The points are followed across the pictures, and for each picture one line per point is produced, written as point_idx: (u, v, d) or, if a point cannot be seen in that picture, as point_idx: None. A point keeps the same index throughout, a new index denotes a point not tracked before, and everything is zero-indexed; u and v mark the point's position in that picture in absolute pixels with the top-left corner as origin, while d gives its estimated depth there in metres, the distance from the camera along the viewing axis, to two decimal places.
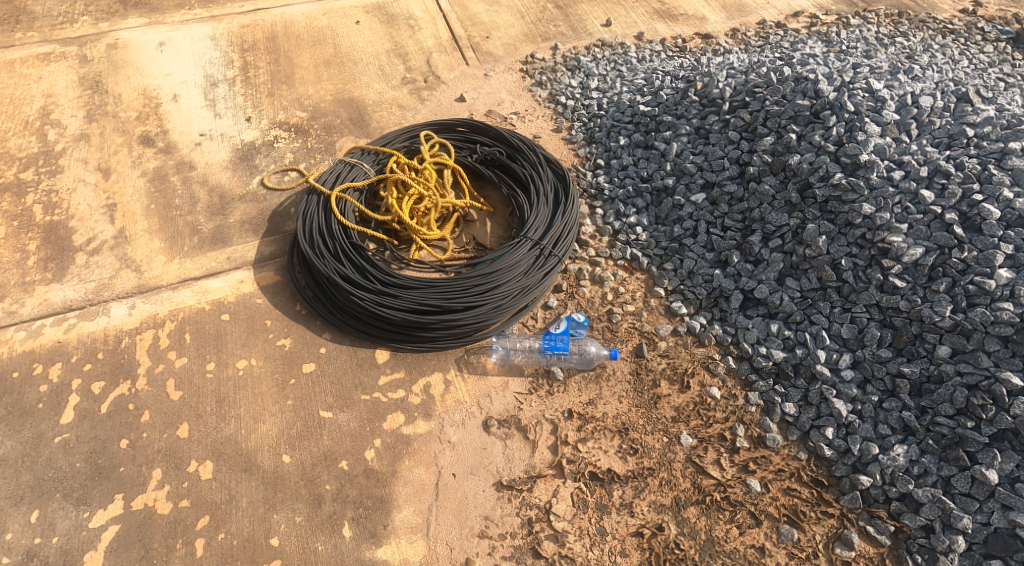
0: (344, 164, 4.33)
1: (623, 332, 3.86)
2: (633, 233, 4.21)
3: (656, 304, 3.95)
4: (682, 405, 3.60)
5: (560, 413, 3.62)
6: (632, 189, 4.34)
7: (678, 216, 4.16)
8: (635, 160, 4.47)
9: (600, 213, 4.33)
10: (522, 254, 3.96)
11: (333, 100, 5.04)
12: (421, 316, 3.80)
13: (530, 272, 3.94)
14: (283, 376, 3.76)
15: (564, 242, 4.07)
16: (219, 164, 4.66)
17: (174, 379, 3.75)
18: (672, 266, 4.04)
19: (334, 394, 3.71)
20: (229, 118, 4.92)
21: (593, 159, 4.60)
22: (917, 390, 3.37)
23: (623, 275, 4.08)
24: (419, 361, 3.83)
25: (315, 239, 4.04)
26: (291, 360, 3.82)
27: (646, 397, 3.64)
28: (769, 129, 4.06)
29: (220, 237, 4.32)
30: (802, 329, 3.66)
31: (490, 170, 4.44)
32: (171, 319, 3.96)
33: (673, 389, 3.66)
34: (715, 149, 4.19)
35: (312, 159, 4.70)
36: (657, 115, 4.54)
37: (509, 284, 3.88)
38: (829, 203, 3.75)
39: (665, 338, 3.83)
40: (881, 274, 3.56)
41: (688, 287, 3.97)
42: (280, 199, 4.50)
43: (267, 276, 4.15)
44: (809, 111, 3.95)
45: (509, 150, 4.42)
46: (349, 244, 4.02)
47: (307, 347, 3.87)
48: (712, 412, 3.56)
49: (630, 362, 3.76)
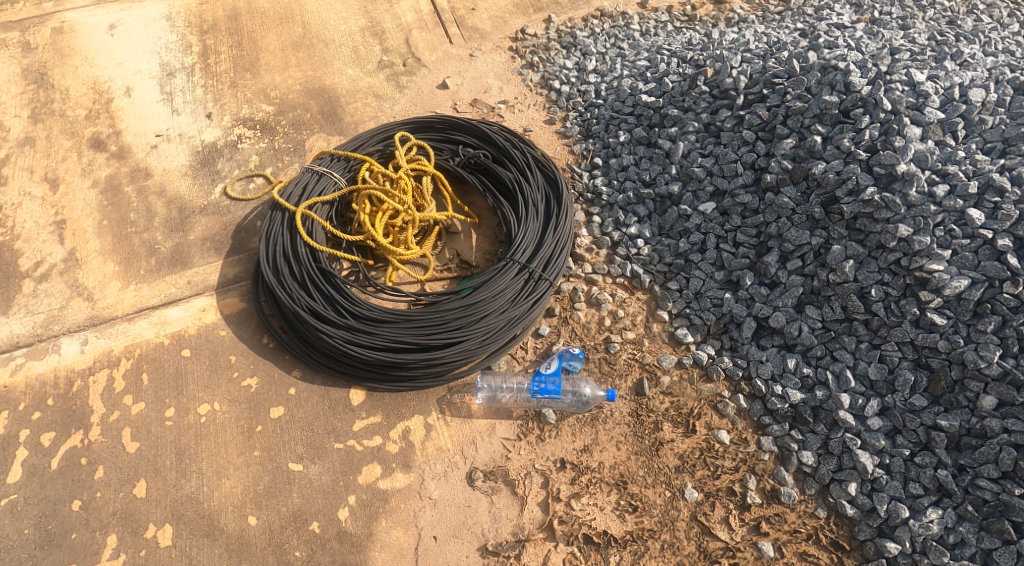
0: (312, 174, 3.89)
1: (621, 365, 3.54)
2: (634, 246, 3.82)
3: (659, 331, 3.62)
4: (686, 452, 3.30)
5: (551, 463, 3.31)
6: (632, 195, 3.92)
7: (684, 228, 3.74)
8: (637, 159, 4.01)
9: (597, 222, 3.94)
10: (509, 279, 3.54)
11: (302, 90, 4.56)
12: (398, 355, 3.42)
13: (518, 300, 3.53)
14: (248, 423, 3.44)
15: (555, 263, 3.65)
16: (177, 170, 4.22)
17: (130, 428, 3.42)
18: (678, 286, 3.68)
19: (304, 443, 3.39)
20: (188, 114, 4.45)
21: (590, 157, 4.15)
22: (956, 444, 2.99)
23: (623, 295, 3.73)
24: (398, 403, 3.49)
25: (280, 265, 3.62)
26: (257, 404, 3.48)
27: (646, 443, 3.34)
28: (790, 129, 3.56)
29: (180, 257, 3.93)
30: (823, 366, 3.28)
31: (475, 175, 4.00)
32: (127, 357, 3.61)
33: (677, 433, 3.35)
34: (727, 150, 3.71)
35: (279, 162, 4.26)
36: (661, 107, 4.03)
37: (494, 316, 3.48)
38: (859, 220, 3.29)
39: (669, 372, 3.51)
40: (918, 307, 3.12)
41: (695, 311, 3.62)
42: (245, 210, 4.09)
43: (231, 304, 3.77)
44: (838, 109, 3.44)
45: (495, 152, 3.97)
46: (317, 270, 3.61)
47: (275, 387, 3.53)
48: (720, 461, 3.26)
49: (629, 402, 3.44)
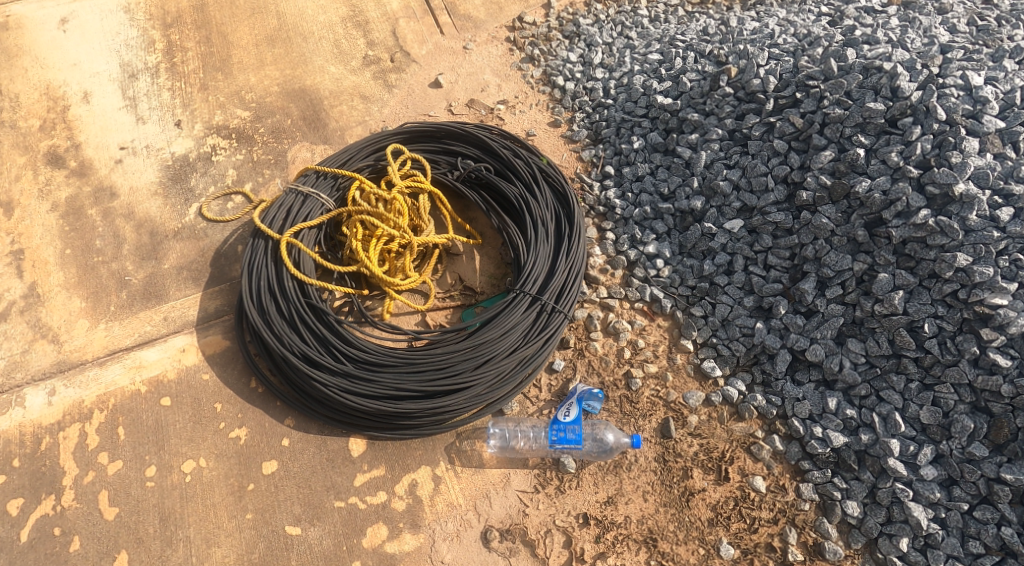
0: (296, 195, 3.50)
1: (644, 404, 3.24)
2: (653, 267, 3.47)
3: (683, 363, 3.31)
4: (719, 502, 3.04)
5: (573, 518, 3.04)
6: (650, 209, 3.57)
7: (708, 247, 3.40)
8: (653, 168, 3.65)
9: (611, 239, 3.59)
10: (519, 315, 3.21)
11: (280, 92, 4.14)
12: (400, 404, 3.11)
13: (530, 338, 3.21)
14: (239, 481, 3.12)
15: (568, 294, 3.32)
16: (146, 188, 3.81)
17: (107, 491, 3.10)
18: (702, 312, 3.36)
19: (302, 502, 3.09)
20: (155, 122, 4.01)
21: (601, 165, 3.79)
22: (1020, 498, 2.75)
23: (643, 323, 3.41)
24: (402, 453, 3.19)
25: (265, 301, 3.25)
26: (247, 459, 3.16)
27: (675, 492, 3.07)
28: (828, 139, 3.20)
29: (154, 290, 3.55)
30: (868, 407, 3.00)
31: (475, 191, 3.65)
32: (100, 409, 3.26)
33: (708, 480, 3.08)
34: (756, 161, 3.36)
35: (258, 176, 3.87)
36: (679, 110, 3.65)
37: (504, 358, 3.16)
38: (909, 246, 2.98)
39: (696, 411, 3.21)
40: (978, 346, 2.85)
41: (723, 340, 3.30)
42: (223, 233, 3.70)
43: (212, 343, 3.41)
44: (884, 118, 3.10)
45: (498, 165, 3.62)
46: (307, 306, 3.24)
47: (266, 439, 3.20)
48: (757, 512, 3.00)
49: (655, 446, 3.16)
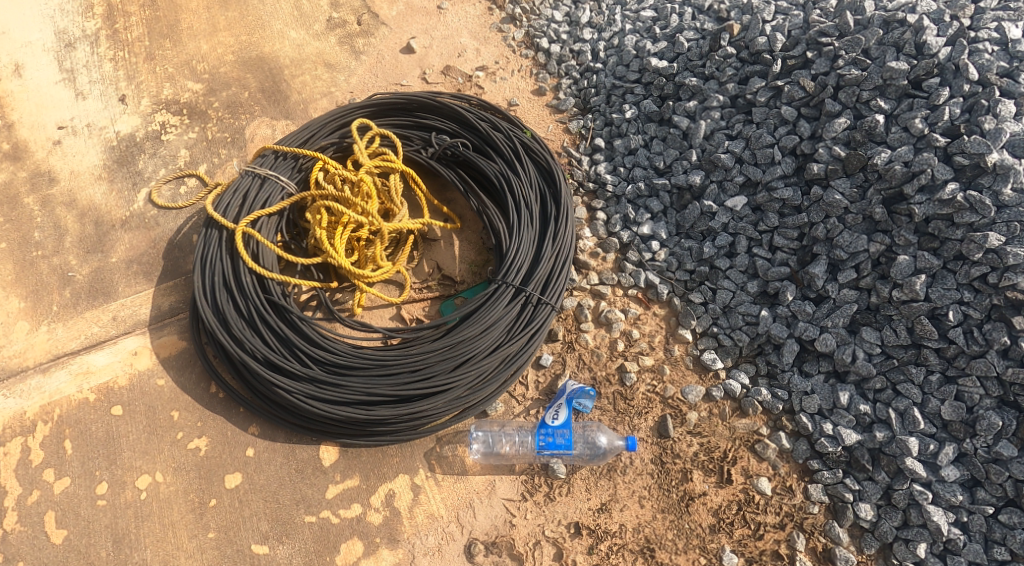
0: (253, 178, 3.17)
1: (639, 401, 2.98)
2: (648, 249, 3.20)
3: (681, 355, 3.05)
4: (722, 507, 2.79)
5: (564, 528, 2.81)
6: (644, 185, 3.27)
7: (708, 228, 3.10)
8: (647, 140, 3.33)
9: (602, 219, 3.31)
10: (502, 309, 2.93)
11: (235, 61, 3.77)
12: (372, 410, 2.83)
13: (514, 334, 2.93)
14: (198, 497, 2.84)
15: (555, 284, 3.03)
16: (88, 172, 3.47)
17: (54, 512, 2.82)
18: (702, 299, 3.09)
19: (268, 518, 2.82)
20: (96, 97, 3.64)
21: (590, 137, 3.49)
22: None
23: (637, 311, 3.14)
24: (378, 461, 2.92)
25: (220, 298, 2.94)
26: (207, 472, 2.88)
27: (674, 497, 2.83)
28: (842, 104, 2.86)
29: (101, 286, 3.23)
30: (884, 401, 2.74)
31: (452, 169, 3.34)
32: (44, 420, 2.97)
33: (709, 483, 2.83)
34: (760, 131, 3.01)
35: (214, 157, 3.54)
36: (676, 73, 3.30)
37: (486, 357, 2.88)
38: (932, 224, 2.68)
39: (696, 408, 2.96)
40: (1008, 335, 2.58)
41: (724, 329, 3.03)
42: (177, 221, 3.38)
43: (167, 344, 3.11)
44: (907, 79, 2.76)
45: (476, 140, 3.30)
46: (268, 304, 2.94)
47: (228, 449, 2.92)
48: (762, 517, 2.76)
49: (651, 447, 2.91)
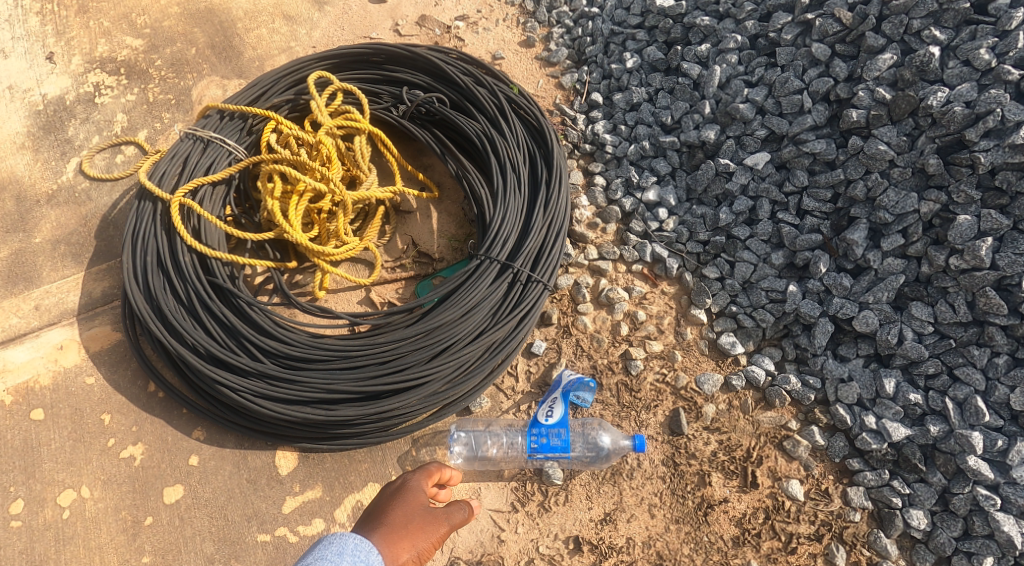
0: (195, 141, 2.73)
1: (647, 393, 2.56)
2: (654, 218, 2.77)
3: (695, 339, 2.63)
4: (746, 516, 2.38)
5: (562, 543, 2.39)
6: (648, 144, 2.85)
7: (724, 191, 2.68)
8: (652, 91, 2.89)
9: (601, 184, 2.89)
10: (485, 289, 2.48)
11: (181, 14, 3.32)
12: (334, 410, 2.39)
13: (500, 317, 2.48)
14: (131, 515, 2.41)
15: (548, 258, 2.59)
16: (10, 141, 3.02)
17: None
18: (717, 274, 2.67)
19: (213, 539, 2.40)
20: (20, 56, 3.19)
21: (586, 93, 3.06)
22: None
23: (643, 289, 2.73)
24: (344, 468, 2.50)
25: (154, 282, 2.51)
26: (142, 484, 2.45)
27: (690, 505, 2.41)
28: (887, 37, 2.42)
29: (22, 271, 2.80)
30: (938, 390, 2.32)
31: (426, 130, 2.90)
32: None
33: (731, 488, 2.42)
34: (786, 74, 2.58)
35: (155, 122, 3.09)
36: (685, 14, 2.86)
37: (468, 345, 2.44)
38: (1000, 176, 2.25)
39: (713, 400, 2.54)
40: None
41: (744, 308, 2.61)
42: (112, 194, 2.94)
43: (98, 336, 2.68)
44: (969, 3, 2.33)
45: (455, 96, 2.86)
46: (210, 287, 2.51)
47: (167, 457, 2.49)
48: (794, 527, 2.35)
49: (662, 446, 2.49)
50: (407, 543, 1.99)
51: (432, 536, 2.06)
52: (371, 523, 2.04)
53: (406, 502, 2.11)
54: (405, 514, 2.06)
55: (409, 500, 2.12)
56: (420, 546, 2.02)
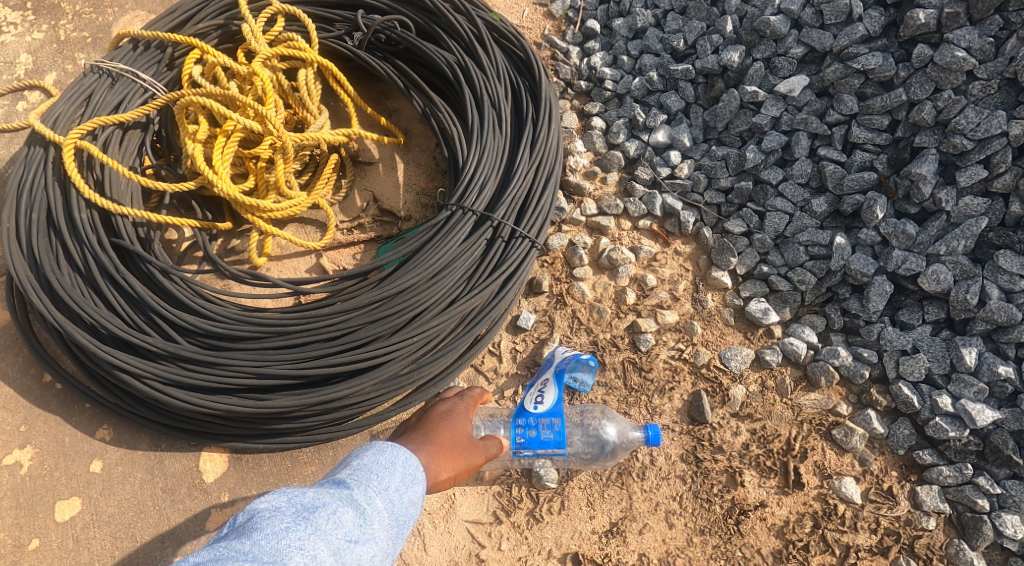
0: (102, 75, 2.23)
1: (661, 374, 2.08)
2: (665, 164, 2.29)
3: (718, 307, 2.15)
4: (791, 525, 1.90)
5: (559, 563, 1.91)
6: (657, 76, 2.36)
7: (752, 126, 2.19)
8: (661, 12, 2.40)
9: (600, 127, 2.40)
10: (456, 244, 1.98)
11: None
12: (269, 398, 1.89)
13: (476, 279, 1.99)
14: (16, 537, 1.91)
15: (536, 208, 2.09)
16: None
17: None
18: (744, 228, 2.18)
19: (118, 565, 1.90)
20: None
21: (580, 21, 2.56)
22: None
23: (653, 248, 2.24)
24: (285, 472, 2.00)
25: (42, 247, 2.00)
26: (30, 498, 1.95)
27: (720, 511, 1.93)
28: None
29: None
30: None
31: (387, 63, 2.39)
32: None
33: (770, 490, 1.93)
34: None
35: (64, 63, 2.58)
36: None
37: (436, 314, 1.95)
38: None
39: (744, 381, 2.05)
40: None
41: (777, 269, 2.13)
42: (8, 147, 2.42)
43: None
44: None
45: (423, 21, 2.35)
46: (112, 250, 2.00)
47: (63, 464, 1.99)
48: (851, 538, 1.87)
49: (682, 439, 2.00)
50: (446, 465, 1.65)
51: (467, 463, 1.71)
52: (412, 437, 1.68)
53: (451, 422, 1.74)
54: (452, 434, 1.70)
55: (455, 419, 1.76)
56: (454, 469, 1.67)
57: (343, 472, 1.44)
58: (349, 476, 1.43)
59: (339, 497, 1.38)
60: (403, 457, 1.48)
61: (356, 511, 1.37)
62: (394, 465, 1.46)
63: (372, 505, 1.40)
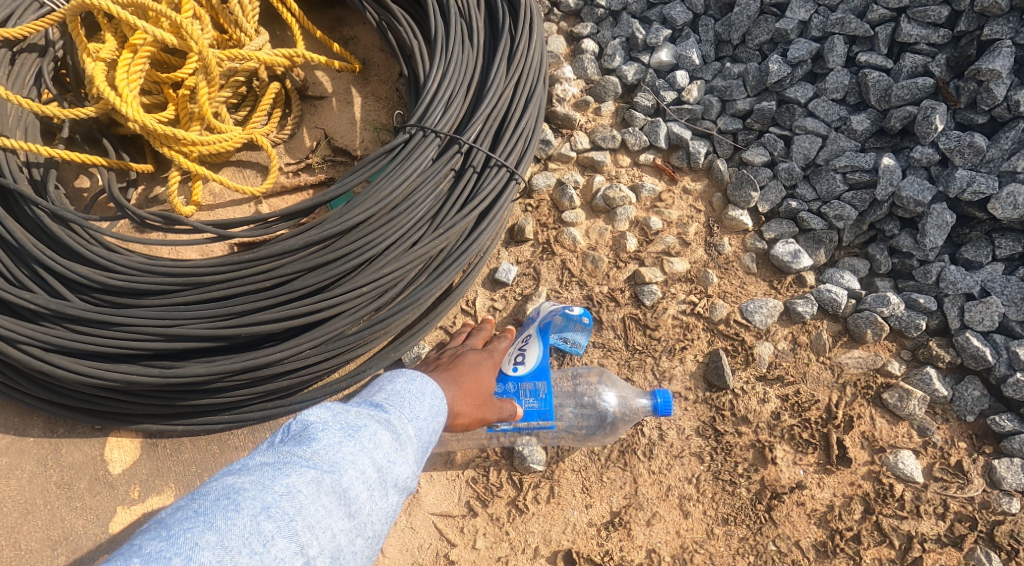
0: None
1: (670, 332, 1.71)
2: (671, 85, 1.90)
3: (739, 253, 1.77)
4: (838, 511, 1.54)
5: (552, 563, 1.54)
6: None
7: (776, 35, 1.81)
8: None
9: (591, 49, 2.01)
10: (414, 173, 1.60)
11: None
12: (184, 365, 1.51)
13: (442, 218, 1.62)
14: None
15: (515, 135, 1.72)
16: None
17: None
18: (768, 157, 1.80)
19: None
20: None
21: None
22: None
23: (657, 186, 1.85)
24: (206, 460, 1.62)
25: None
26: None
27: (749, 497, 1.56)
28: None
29: None
30: None
31: None
32: None
33: (810, 470, 1.57)
34: None
35: None
36: None
37: (391, 259, 1.57)
38: None
39: (772, 339, 1.68)
40: None
41: (809, 204, 1.76)
42: None
43: None
44: None
45: None
46: None
47: None
48: (915, 525, 1.52)
49: (698, 410, 1.63)
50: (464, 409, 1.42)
51: (486, 414, 1.46)
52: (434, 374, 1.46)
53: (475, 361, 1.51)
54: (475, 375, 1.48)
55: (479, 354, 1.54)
56: (471, 415, 1.43)
57: (375, 392, 1.24)
58: (386, 398, 1.23)
59: (382, 418, 1.19)
60: (431, 389, 1.27)
61: (394, 435, 1.18)
62: (424, 396, 1.25)
63: (404, 432, 1.20)
